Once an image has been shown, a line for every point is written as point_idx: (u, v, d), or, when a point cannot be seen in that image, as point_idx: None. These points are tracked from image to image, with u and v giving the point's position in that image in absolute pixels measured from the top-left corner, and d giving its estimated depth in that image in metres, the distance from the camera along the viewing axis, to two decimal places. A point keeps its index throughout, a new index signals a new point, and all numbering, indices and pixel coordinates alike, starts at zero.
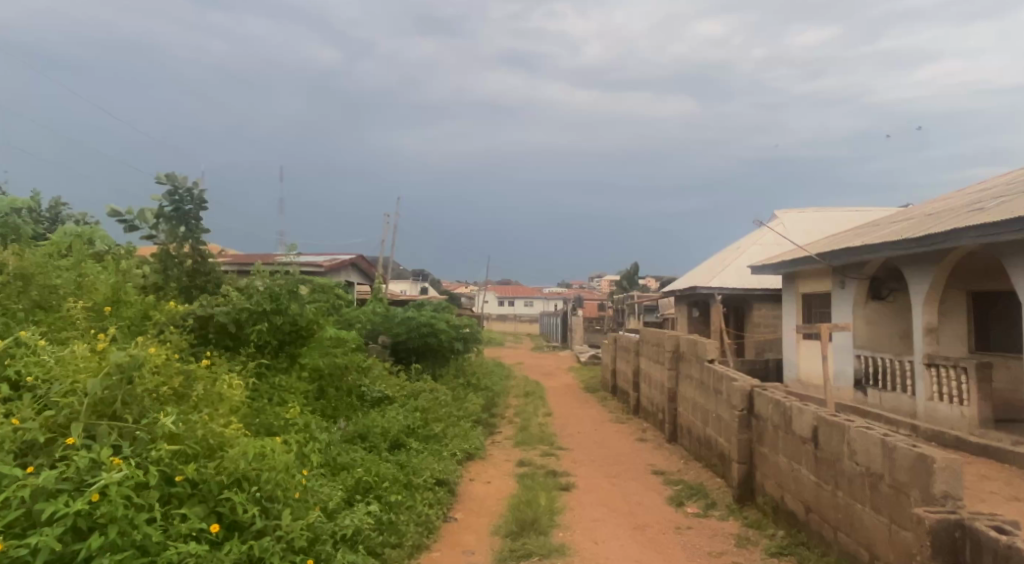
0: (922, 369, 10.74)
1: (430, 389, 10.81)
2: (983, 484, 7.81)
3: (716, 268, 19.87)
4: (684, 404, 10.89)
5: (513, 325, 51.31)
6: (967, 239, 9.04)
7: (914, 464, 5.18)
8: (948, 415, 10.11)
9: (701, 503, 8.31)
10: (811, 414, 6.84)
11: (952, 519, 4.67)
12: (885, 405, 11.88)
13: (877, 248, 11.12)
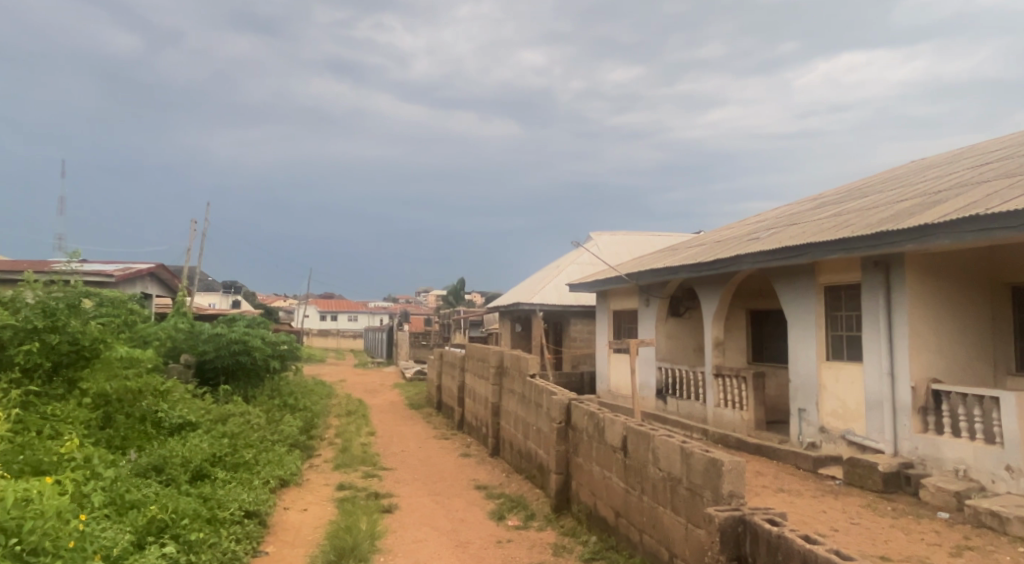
0: (711, 379, 11.87)
1: (240, 413, 9.96)
2: (758, 480, 8.77)
3: (538, 285, 20.63)
4: (506, 418, 11.09)
5: (335, 341, 49.45)
6: (747, 265, 10.19)
7: (707, 468, 5.64)
8: (731, 419, 11.26)
9: (521, 515, 8.46)
10: (620, 424, 7.24)
11: (736, 516, 5.15)
12: (681, 413, 12.99)
13: (677, 271, 12.16)
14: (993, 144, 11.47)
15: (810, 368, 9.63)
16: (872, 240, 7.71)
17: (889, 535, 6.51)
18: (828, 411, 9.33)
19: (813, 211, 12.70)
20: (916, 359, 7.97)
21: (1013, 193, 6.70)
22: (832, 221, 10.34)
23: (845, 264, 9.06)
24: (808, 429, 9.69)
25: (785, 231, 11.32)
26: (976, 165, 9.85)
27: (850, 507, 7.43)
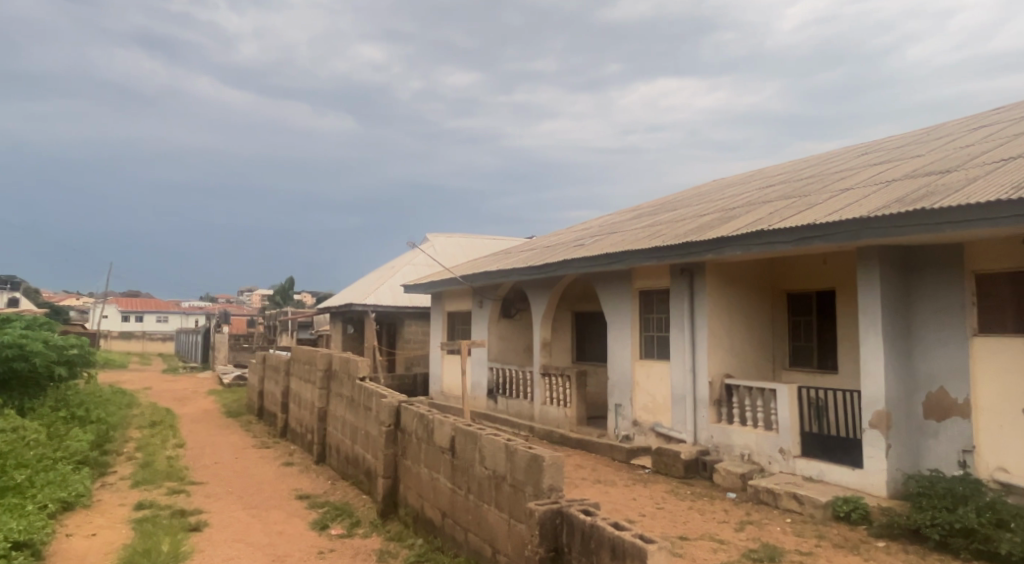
0: (539, 378, 12.33)
1: (13, 429, 8.71)
2: (578, 472, 9.27)
3: (371, 285, 20.22)
4: (334, 423, 10.74)
5: (141, 344, 44.94)
6: (573, 270, 10.72)
7: (530, 464, 5.86)
8: (556, 416, 11.80)
9: (345, 523, 8.24)
10: (449, 425, 7.31)
11: (554, 508, 5.41)
12: (510, 411, 13.38)
13: (509, 273, 12.51)
14: (778, 168, 13.09)
15: (626, 366, 10.36)
16: (679, 249, 8.46)
17: (687, 516, 7.18)
18: (640, 406, 10.09)
19: (631, 221, 13.67)
20: (714, 356, 8.87)
21: (791, 212, 7.67)
22: (646, 231, 11.20)
23: (657, 270, 9.84)
24: (623, 422, 10.41)
25: (607, 238, 12.07)
26: (765, 186, 11.16)
27: (656, 493, 8.09)
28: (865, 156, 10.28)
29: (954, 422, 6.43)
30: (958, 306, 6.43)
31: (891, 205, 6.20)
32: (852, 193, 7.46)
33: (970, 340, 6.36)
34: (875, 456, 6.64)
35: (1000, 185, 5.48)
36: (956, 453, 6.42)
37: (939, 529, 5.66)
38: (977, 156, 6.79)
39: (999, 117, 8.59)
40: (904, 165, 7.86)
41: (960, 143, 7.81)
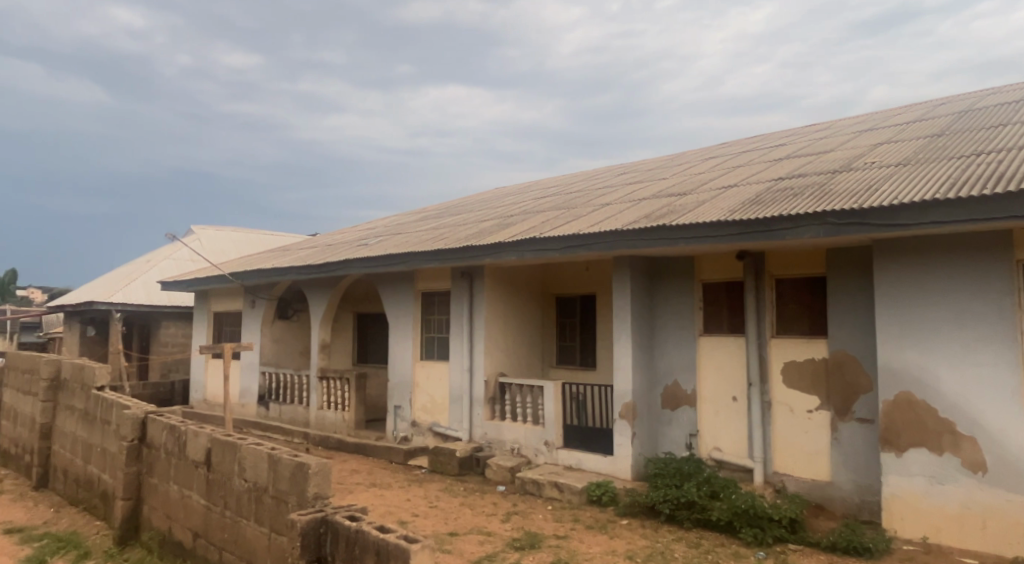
0: (315, 382, 11.79)
1: None
2: (351, 477, 9.01)
3: (120, 281, 17.87)
4: (62, 440, 9.27)
5: None
6: (353, 269, 10.41)
7: (294, 473, 5.54)
8: (332, 421, 11.39)
9: (71, 556, 7.15)
10: (205, 436, 6.65)
11: (318, 517, 5.16)
12: (282, 418, 12.64)
13: (284, 272, 11.82)
14: (553, 181, 13.98)
15: (405, 367, 10.31)
16: (458, 252, 8.61)
17: (457, 512, 7.32)
18: (419, 406, 10.12)
19: (413, 223, 13.66)
20: (489, 356, 9.16)
21: (558, 223, 8.18)
22: (428, 234, 11.26)
23: (438, 272, 9.94)
24: (401, 424, 10.34)
25: (389, 240, 11.92)
26: (539, 197, 11.80)
27: (429, 492, 8.14)
28: (624, 175, 11.32)
29: (684, 411, 7.31)
30: (689, 309, 7.32)
31: (640, 220, 6.87)
32: (610, 208, 8.15)
33: (698, 339, 7.28)
34: (623, 443, 7.32)
35: (722, 208, 6.33)
36: (685, 437, 7.31)
37: (669, 504, 6.39)
38: (707, 182, 7.80)
39: (727, 150, 9.95)
40: (654, 186, 8.78)
41: (697, 170, 8.93)
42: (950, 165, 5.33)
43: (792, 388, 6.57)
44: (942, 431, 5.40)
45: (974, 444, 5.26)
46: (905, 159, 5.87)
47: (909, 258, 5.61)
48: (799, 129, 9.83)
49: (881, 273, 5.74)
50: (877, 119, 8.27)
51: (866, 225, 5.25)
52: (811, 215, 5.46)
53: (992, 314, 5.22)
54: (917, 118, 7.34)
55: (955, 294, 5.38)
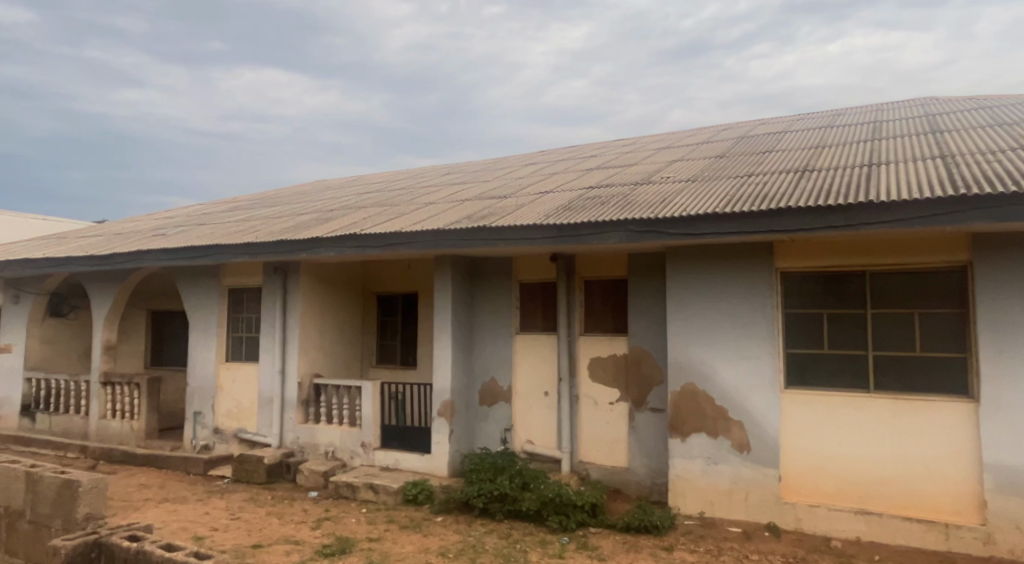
0: (96, 388, 10.47)
1: None
2: (138, 493, 8.11)
3: None
4: None
5: None
6: (146, 262, 9.39)
7: (60, 492, 4.87)
8: (118, 431, 10.19)
9: None
10: None
11: (90, 540, 4.58)
12: (54, 431, 11.07)
13: (59, 263, 10.36)
14: (375, 177, 13.69)
15: (207, 369, 9.51)
16: (270, 247, 8.11)
17: (263, 522, 6.89)
18: (222, 412, 9.39)
19: (220, 214, 12.63)
20: (303, 357, 8.74)
21: (379, 220, 8.02)
22: (236, 226, 10.48)
23: (246, 267, 9.30)
24: (201, 431, 9.52)
25: (192, 230, 10.91)
26: (360, 193, 11.48)
27: (231, 503, 7.58)
28: (447, 175, 11.38)
29: (500, 406, 7.52)
30: (506, 309, 7.54)
31: (461, 220, 6.94)
32: (432, 207, 8.15)
33: (514, 336, 7.52)
34: (440, 441, 7.35)
35: (538, 212, 6.59)
36: (500, 432, 7.52)
37: (483, 498, 6.53)
38: (526, 186, 8.08)
39: (545, 158, 10.39)
40: (475, 188, 8.92)
41: (517, 174, 9.22)
42: (730, 183, 6.02)
43: (597, 382, 7.02)
44: (718, 417, 6.07)
45: (741, 427, 5.98)
46: (695, 176, 6.53)
47: (697, 263, 6.23)
48: (610, 142, 10.53)
49: (673, 276, 6.33)
50: (674, 138, 9.11)
51: (660, 232, 5.77)
52: (615, 222, 5.88)
53: (759, 314, 5.96)
54: (707, 140, 8.19)
55: (731, 295, 6.07)
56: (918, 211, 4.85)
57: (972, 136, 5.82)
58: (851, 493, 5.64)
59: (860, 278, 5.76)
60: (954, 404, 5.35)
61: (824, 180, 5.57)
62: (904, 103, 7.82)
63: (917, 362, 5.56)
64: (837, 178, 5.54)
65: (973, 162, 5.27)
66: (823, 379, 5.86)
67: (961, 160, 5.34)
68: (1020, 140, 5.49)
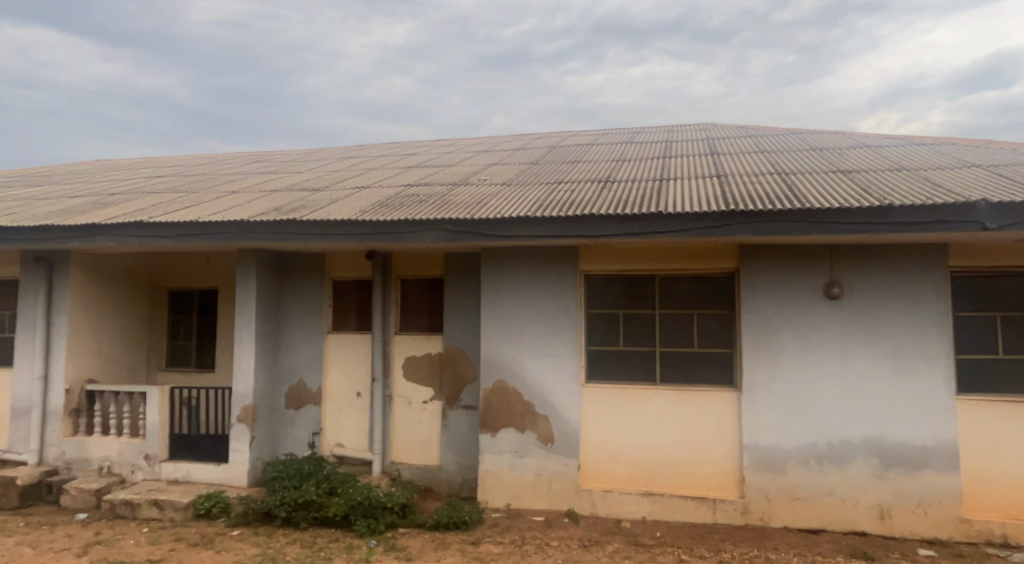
0: None
1: None
2: None
3: None
4: None
5: None
6: None
7: None
8: None
9: None
10: None
11: None
12: None
13: None
14: (167, 160, 12.41)
15: None
16: (31, 232, 7.01)
17: (13, 554, 5.91)
18: None
19: None
20: (73, 360, 7.65)
21: (172, 208, 7.28)
22: None
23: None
24: None
25: None
26: (150, 177, 10.32)
27: None
28: (253, 164, 10.65)
29: (308, 409, 7.20)
30: (317, 307, 7.24)
31: (269, 212, 6.54)
32: (236, 197, 7.59)
33: (325, 336, 7.27)
34: (239, 449, 6.84)
35: (353, 208, 6.42)
36: (307, 436, 7.19)
37: (285, 507, 6.20)
38: (341, 180, 7.83)
39: (364, 153, 10.13)
40: (286, 178, 8.46)
41: (331, 167, 8.89)
42: (542, 189, 6.34)
43: (410, 381, 7.01)
44: (525, 412, 6.36)
45: (547, 421, 6.32)
46: (510, 180, 6.77)
47: (510, 264, 6.47)
48: (428, 142, 10.56)
49: (487, 276, 6.51)
50: (492, 143, 9.35)
51: (476, 234, 5.91)
52: (433, 222, 5.92)
53: (566, 314, 6.34)
54: (523, 147, 8.53)
55: (541, 296, 6.39)
56: (698, 223, 5.49)
57: (743, 161, 6.70)
58: (639, 478, 6.21)
59: (652, 281, 6.38)
60: (724, 394, 6.11)
61: (623, 191, 6.08)
62: (691, 127, 8.79)
63: (695, 356, 6.28)
64: (635, 190, 6.08)
65: (743, 183, 6.07)
66: (619, 374, 6.39)
67: (734, 181, 6.12)
68: (778, 167, 6.43)
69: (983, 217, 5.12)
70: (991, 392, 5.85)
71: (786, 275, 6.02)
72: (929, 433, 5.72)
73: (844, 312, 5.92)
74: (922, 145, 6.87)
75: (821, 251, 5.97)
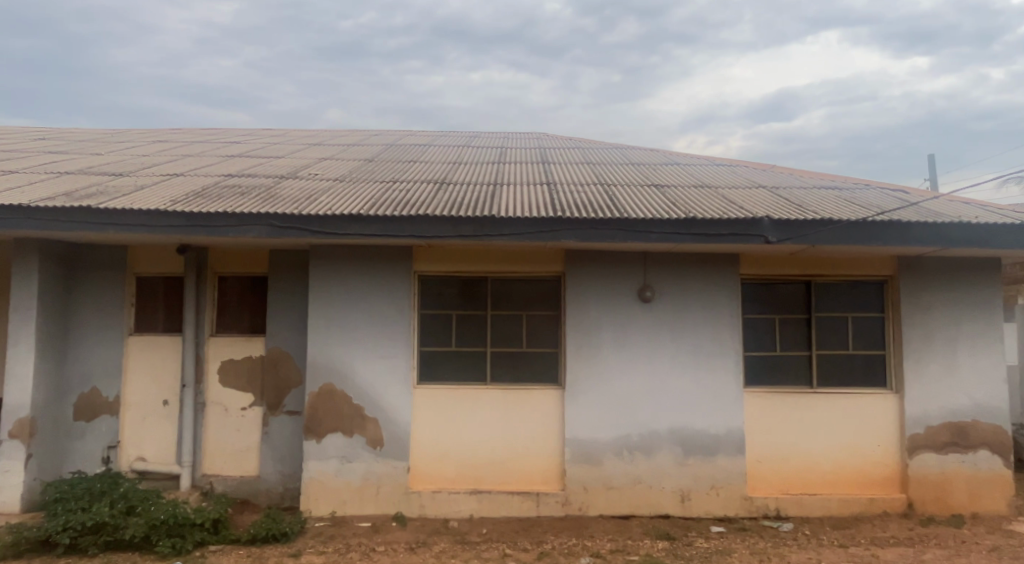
0: None
1: None
2: None
3: None
4: None
5: None
6: None
7: None
8: None
9: None
10: None
11: None
12: None
13: None
14: None
15: None
16: None
17: None
18: None
19: None
20: None
21: None
22: None
23: None
24: None
25: None
26: None
27: None
28: (39, 141, 9.29)
29: (102, 421, 6.41)
30: (116, 307, 6.47)
31: (57, 197, 5.73)
32: (15, 177, 6.55)
33: (126, 339, 6.52)
34: (11, 469, 5.89)
35: (163, 196, 5.82)
36: (101, 450, 6.40)
37: (70, 532, 5.43)
38: (149, 166, 7.07)
39: (177, 137, 9.25)
40: (80, 160, 7.47)
41: (138, 150, 8.01)
42: (376, 187, 6.20)
43: (226, 387, 6.50)
44: (354, 415, 6.18)
45: (376, 424, 6.19)
46: (342, 176, 6.54)
47: (340, 263, 6.25)
48: (252, 131, 9.89)
49: (315, 274, 6.24)
50: (323, 136, 8.98)
51: (303, 230, 5.62)
52: (255, 215, 5.54)
53: (398, 314, 6.25)
54: (356, 143, 8.29)
55: (372, 297, 6.25)
56: (527, 228, 5.69)
57: (571, 171, 7.06)
58: (467, 476, 6.30)
59: (484, 283, 6.51)
60: (549, 392, 6.40)
61: (458, 193, 6.13)
62: (522, 136, 9.09)
63: (524, 356, 6.50)
64: (468, 193, 6.15)
65: (570, 191, 6.40)
66: (449, 375, 6.44)
67: (562, 189, 6.44)
68: (602, 178, 6.87)
69: (766, 231, 5.87)
70: (770, 384, 6.71)
71: (606, 279, 6.44)
72: (722, 422, 6.42)
73: (654, 313, 6.47)
74: (722, 166, 7.70)
75: (637, 258, 6.47)
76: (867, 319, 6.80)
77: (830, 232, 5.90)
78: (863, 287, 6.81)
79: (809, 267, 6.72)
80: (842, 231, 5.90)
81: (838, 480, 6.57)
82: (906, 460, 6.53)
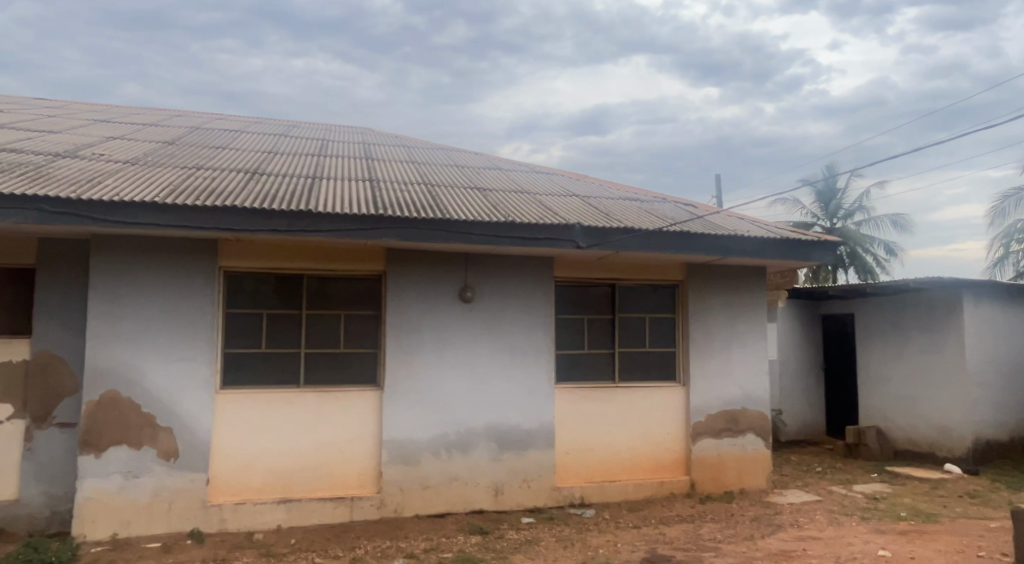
0: None
1: None
2: None
3: None
4: None
5: None
6: None
7: None
8: None
9: None
10: None
11: None
12: None
13: None
14: None
15: None
16: None
17: None
18: None
19: None
20: None
21: None
22: None
23: None
24: None
25: None
26: None
27: None
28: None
29: None
30: None
31: None
32: None
33: None
34: None
35: None
36: None
37: None
38: None
39: None
40: None
41: None
42: (175, 173, 5.59)
43: None
44: (143, 426, 5.54)
45: (169, 434, 5.60)
46: (134, 158, 5.82)
47: (129, 255, 5.56)
48: (22, 98, 8.49)
49: (97, 267, 5.49)
50: (112, 112, 7.95)
51: (82, 217, 4.91)
52: (20, 198, 4.74)
53: (199, 312, 5.71)
54: (154, 122, 7.44)
55: (167, 294, 5.64)
56: (345, 225, 5.47)
57: (393, 168, 6.92)
58: (274, 485, 5.92)
59: (297, 281, 6.15)
60: (366, 393, 6.23)
61: (270, 185, 5.73)
62: (343, 129, 8.74)
63: (340, 357, 6.26)
64: (282, 185, 5.77)
65: (392, 189, 6.27)
66: (257, 378, 6.01)
67: (383, 187, 6.28)
68: (424, 178, 6.81)
69: (578, 237, 6.21)
70: (578, 380, 7.13)
71: (427, 279, 6.41)
72: (534, 418, 6.69)
73: (473, 313, 6.56)
74: (540, 173, 8.02)
75: (457, 259, 6.52)
76: (662, 319, 7.47)
77: (634, 240, 6.38)
78: (659, 291, 7.48)
79: (614, 272, 7.23)
80: (643, 239, 6.41)
81: (634, 467, 7.15)
82: (690, 446, 7.29)
